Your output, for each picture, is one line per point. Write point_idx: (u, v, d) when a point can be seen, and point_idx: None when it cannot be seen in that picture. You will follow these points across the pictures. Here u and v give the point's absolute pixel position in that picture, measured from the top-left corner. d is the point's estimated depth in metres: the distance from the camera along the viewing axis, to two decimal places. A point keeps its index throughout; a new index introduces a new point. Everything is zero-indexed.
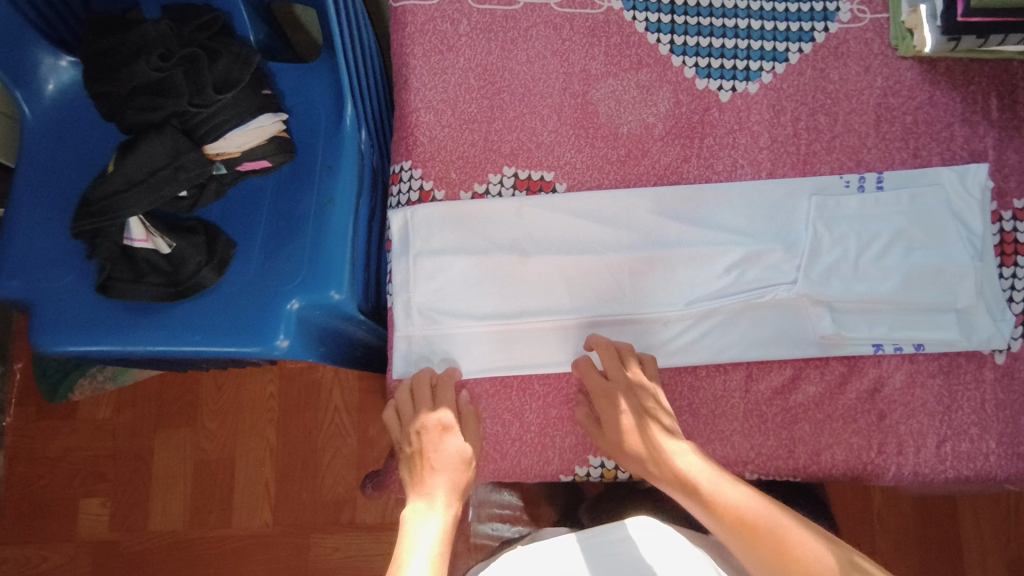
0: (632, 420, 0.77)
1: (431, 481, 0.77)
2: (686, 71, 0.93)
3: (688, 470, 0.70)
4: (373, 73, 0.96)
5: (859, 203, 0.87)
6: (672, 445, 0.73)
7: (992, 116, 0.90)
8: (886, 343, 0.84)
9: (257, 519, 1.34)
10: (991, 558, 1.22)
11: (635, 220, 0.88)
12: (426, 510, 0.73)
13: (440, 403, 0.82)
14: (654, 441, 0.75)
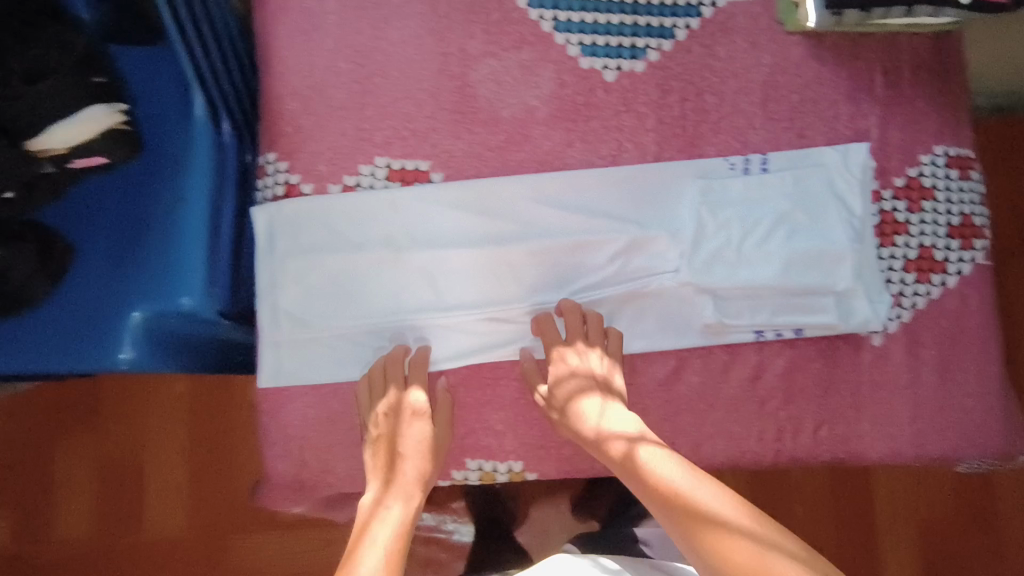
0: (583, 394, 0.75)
1: (397, 468, 0.73)
2: (570, 49, 0.88)
3: (617, 445, 0.70)
4: (234, 49, 0.86)
5: (744, 187, 0.85)
6: (614, 418, 0.73)
7: (876, 93, 0.88)
8: (767, 329, 0.84)
9: (172, 521, 1.28)
10: (902, 523, 1.27)
11: (517, 210, 0.84)
12: (391, 497, 0.71)
13: (413, 383, 0.78)
14: (611, 414, 0.73)
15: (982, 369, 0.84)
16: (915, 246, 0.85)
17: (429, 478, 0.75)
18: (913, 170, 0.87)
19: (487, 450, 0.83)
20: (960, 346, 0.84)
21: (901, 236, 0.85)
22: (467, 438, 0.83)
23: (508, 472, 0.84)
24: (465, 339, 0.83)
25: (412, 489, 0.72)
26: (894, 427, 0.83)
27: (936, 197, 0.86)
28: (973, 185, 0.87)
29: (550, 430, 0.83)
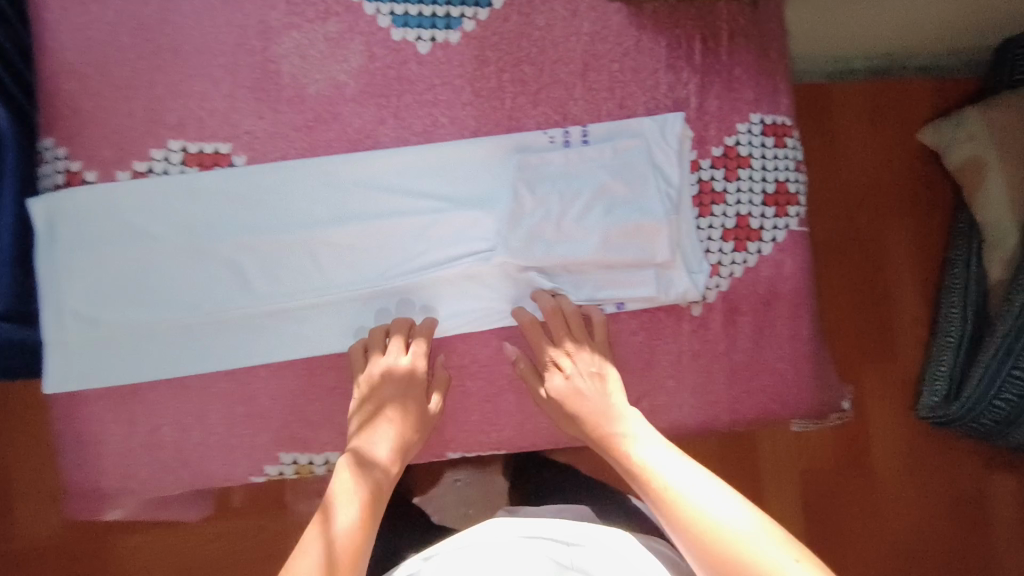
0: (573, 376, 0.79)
1: (375, 437, 0.74)
2: (380, 20, 0.83)
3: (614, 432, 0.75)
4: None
5: (563, 161, 0.84)
6: (588, 400, 0.77)
7: (694, 61, 0.87)
8: (589, 305, 0.85)
9: (41, 526, 1.13)
10: (785, 475, 1.33)
11: (328, 194, 0.82)
12: (363, 469, 0.71)
13: (416, 350, 0.79)
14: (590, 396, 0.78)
15: (794, 334, 0.87)
16: (732, 215, 0.87)
17: (409, 449, 0.75)
18: (730, 139, 0.87)
19: (303, 443, 0.81)
20: (774, 313, 0.87)
21: (718, 206, 0.87)
22: (282, 431, 0.80)
23: (326, 463, 0.82)
24: (278, 328, 0.81)
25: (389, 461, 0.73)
26: (711, 394, 0.85)
27: (752, 165, 0.88)
28: (788, 152, 0.89)
29: None
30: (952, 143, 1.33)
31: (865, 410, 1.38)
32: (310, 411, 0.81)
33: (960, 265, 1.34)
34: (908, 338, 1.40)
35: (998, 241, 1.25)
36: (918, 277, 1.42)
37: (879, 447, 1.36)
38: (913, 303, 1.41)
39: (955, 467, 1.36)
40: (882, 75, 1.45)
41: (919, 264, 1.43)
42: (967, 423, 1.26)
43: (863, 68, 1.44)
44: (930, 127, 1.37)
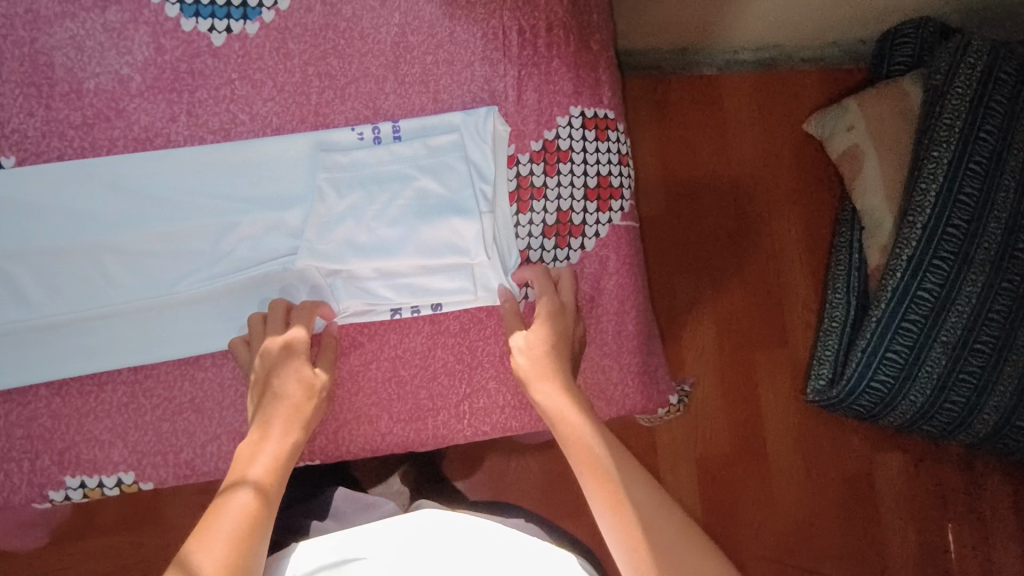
0: (538, 347, 0.76)
1: (276, 412, 0.71)
2: (168, 9, 0.78)
3: (567, 408, 0.71)
4: None
5: (372, 158, 0.80)
6: (539, 372, 0.74)
7: (512, 52, 0.84)
8: (403, 307, 0.82)
9: None
10: (681, 460, 1.34)
11: (110, 198, 0.76)
12: (268, 438, 0.69)
13: (296, 330, 0.75)
14: (546, 360, 0.75)
15: (619, 331, 0.86)
16: (553, 210, 0.84)
17: (311, 418, 0.73)
18: (550, 133, 0.84)
19: (92, 464, 0.76)
20: (598, 310, 0.86)
21: (539, 201, 0.84)
22: (68, 453, 0.75)
23: (117, 486, 0.76)
24: (60, 343, 0.76)
25: (292, 430, 0.70)
26: None
27: (574, 159, 0.85)
28: (612, 145, 0.87)
29: (168, 434, 0.77)
30: (833, 131, 1.35)
31: (756, 396, 1.38)
32: (98, 427, 0.76)
33: (844, 248, 1.36)
34: (795, 326, 1.41)
35: (879, 224, 1.26)
36: (804, 262, 1.44)
37: (771, 433, 1.37)
38: (800, 289, 1.43)
39: (846, 447, 1.36)
40: (766, 67, 1.47)
41: (806, 250, 1.44)
42: (847, 407, 1.22)
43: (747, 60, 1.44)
44: (814, 115, 1.38)
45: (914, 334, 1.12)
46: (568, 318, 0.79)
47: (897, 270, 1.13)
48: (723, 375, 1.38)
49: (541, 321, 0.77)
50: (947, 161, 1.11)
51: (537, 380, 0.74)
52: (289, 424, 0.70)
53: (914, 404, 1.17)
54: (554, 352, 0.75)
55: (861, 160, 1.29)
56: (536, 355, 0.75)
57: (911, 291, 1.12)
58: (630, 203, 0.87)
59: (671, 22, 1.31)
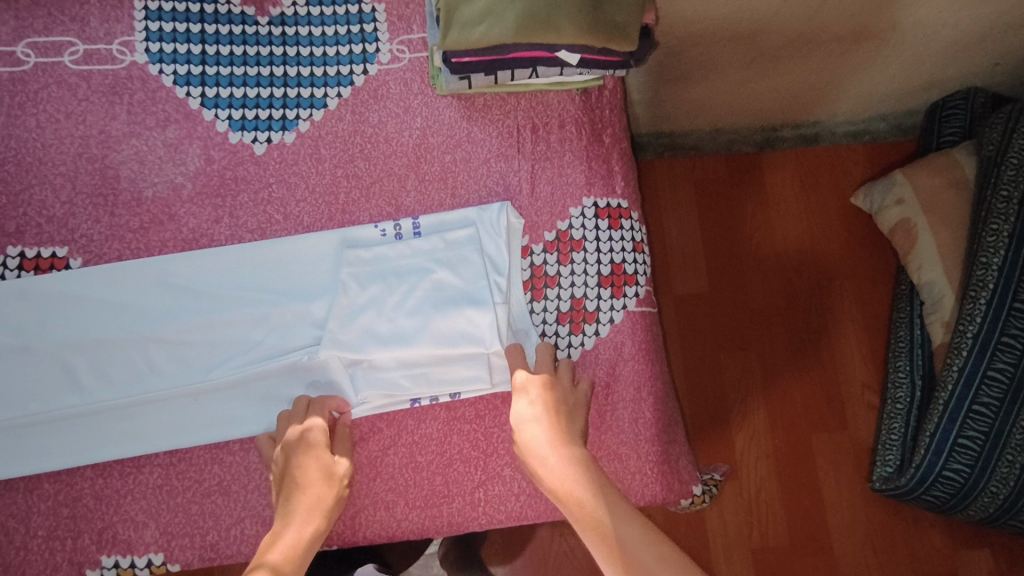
0: (531, 427, 0.76)
1: (300, 500, 0.72)
2: (218, 124, 0.88)
3: (563, 478, 0.70)
4: None
5: (393, 253, 0.86)
6: (537, 451, 0.74)
7: (525, 150, 0.90)
8: (423, 396, 0.84)
9: None
10: (736, 552, 1.26)
11: (159, 294, 0.83)
12: (289, 525, 0.70)
13: (313, 419, 0.78)
14: (540, 436, 0.74)
15: (636, 417, 0.85)
16: (567, 298, 0.86)
17: (333, 508, 0.74)
18: (562, 223, 0.88)
19: (126, 543, 0.78)
20: (615, 396, 0.86)
21: (552, 289, 0.87)
22: (106, 533, 0.79)
23: (148, 567, 0.79)
24: (102, 429, 0.80)
25: (315, 517, 0.71)
26: None
27: (587, 247, 0.88)
28: (625, 233, 0.89)
29: (196, 516, 0.79)
30: (882, 204, 1.32)
31: (815, 484, 1.29)
32: (135, 508, 0.79)
33: (904, 325, 1.30)
34: (856, 406, 1.34)
35: (941, 299, 1.20)
36: (858, 339, 1.38)
37: (835, 525, 1.27)
38: (856, 366, 1.36)
39: (920, 541, 1.25)
40: (809, 142, 1.46)
41: (861, 326, 1.39)
42: (919, 497, 1.14)
43: (789, 135, 1.45)
44: (863, 188, 1.37)
45: (989, 419, 1.04)
46: (548, 381, 0.79)
47: (962, 348, 1.06)
48: (778, 460, 1.31)
49: (522, 397, 0.78)
50: (1008, 234, 1.04)
51: (537, 458, 0.74)
52: (306, 510, 0.71)
53: (997, 496, 1.07)
54: (545, 425, 0.75)
55: (914, 232, 1.25)
56: (530, 434, 0.75)
57: (982, 372, 1.04)
58: (645, 289, 0.88)
59: (708, 104, 1.35)
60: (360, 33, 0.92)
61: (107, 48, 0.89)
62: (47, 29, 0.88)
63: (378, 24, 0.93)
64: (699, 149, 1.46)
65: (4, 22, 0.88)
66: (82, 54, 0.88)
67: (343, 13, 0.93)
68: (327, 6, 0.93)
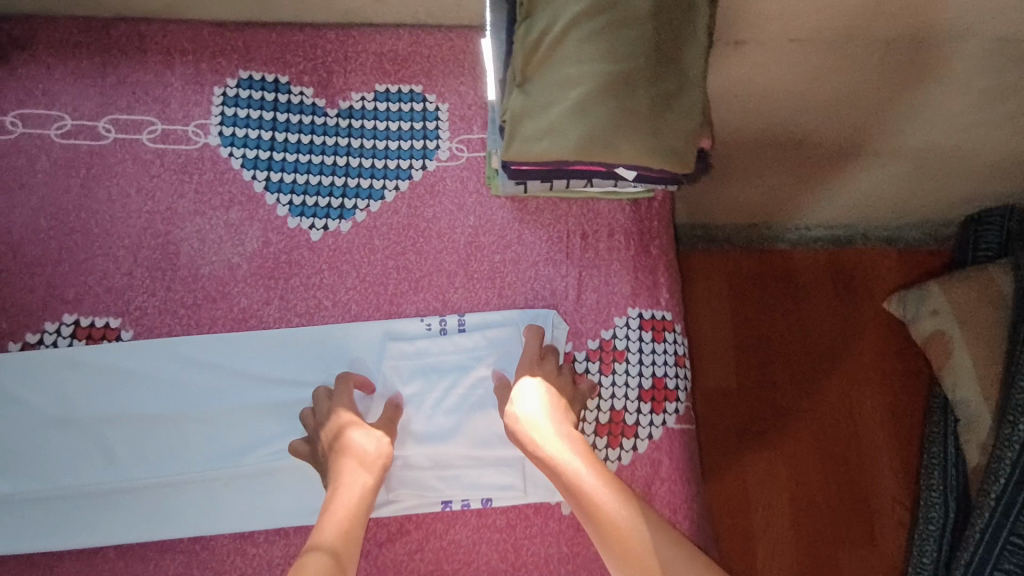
0: (532, 404, 0.77)
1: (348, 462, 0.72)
2: (279, 209, 0.91)
3: (559, 453, 0.72)
4: None
5: (434, 348, 0.86)
6: (538, 422, 0.75)
7: (574, 256, 0.91)
8: (455, 499, 0.82)
9: None
10: None
11: (203, 372, 0.84)
12: (342, 485, 0.70)
13: (340, 402, 0.79)
14: (542, 413, 0.76)
15: None
16: (606, 409, 0.86)
17: (379, 475, 0.73)
18: (607, 332, 0.89)
19: None
20: None
21: (592, 398, 0.87)
22: None
23: None
24: (131, 508, 0.80)
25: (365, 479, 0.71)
26: None
27: (629, 359, 0.88)
28: (668, 346, 0.89)
29: None
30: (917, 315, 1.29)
31: None
32: None
33: (938, 441, 1.28)
34: (888, 529, 1.29)
35: (976, 420, 1.17)
36: (893, 456, 1.34)
37: None
38: (891, 483, 1.32)
39: None
40: (843, 244, 1.47)
41: (896, 443, 1.34)
42: None
43: (822, 235, 1.46)
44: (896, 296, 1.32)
45: None
46: (552, 371, 0.83)
47: (1000, 475, 1.04)
48: None
49: (526, 379, 0.80)
50: None
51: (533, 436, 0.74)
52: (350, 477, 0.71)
53: None
54: (547, 407, 0.77)
55: (949, 348, 1.22)
56: (532, 411, 0.76)
57: (1021, 502, 1.01)
58: (685, 405, 0.87)
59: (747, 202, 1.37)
60: (422, 130, 0.96)
61: (184, 128, 0.93)
62: (129, 106, 0.93)
63: (441, 122, 0.96)
64: (734, 244, 1.47)
65: (89, 97, 0.93)
66: (160, 133, 0.92)
67: (409, 109, 0.97)
68: (394, 102, 0.97)
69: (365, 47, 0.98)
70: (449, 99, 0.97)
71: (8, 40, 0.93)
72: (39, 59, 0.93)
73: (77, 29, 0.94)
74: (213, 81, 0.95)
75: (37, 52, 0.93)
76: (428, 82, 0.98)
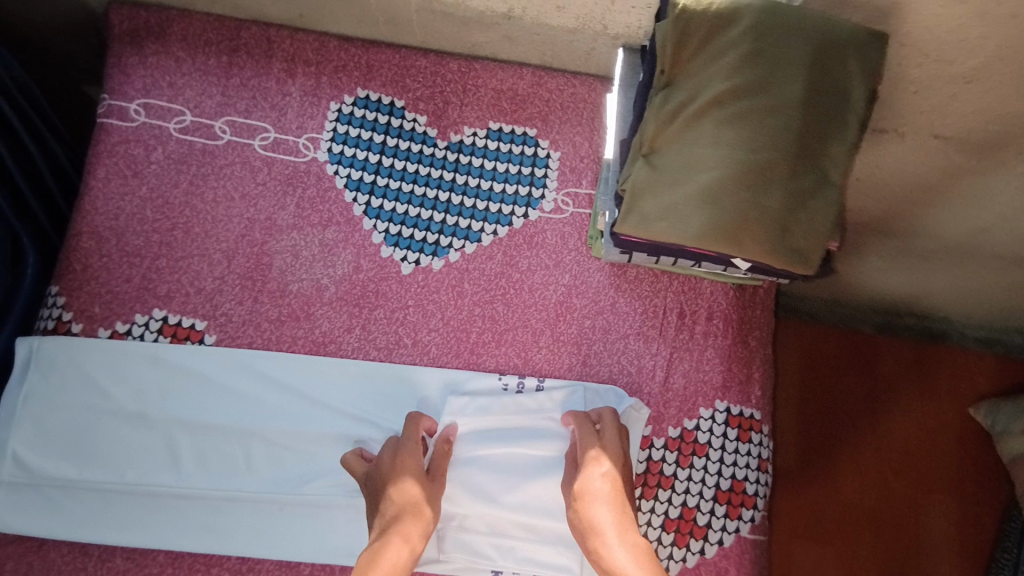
0: (603, 504, 0.70)
1: (400, 518, 0.68)
2: (374, 235, 0.90)
3: (620, 542, 0.67)
4: (46, 178, 0.92)
5: (497, 407, 0.83)
6: (603, 504, 0.69)
7: (667, 334, 0.87)
8: (506, 571, 0.80)
9: None
10: None
11: (276, 391, 0.83)
12: (388, 542, 0.65)
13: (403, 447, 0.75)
14: (614, 509, 0.69)
15: None
16: (677, 504, 0.81)
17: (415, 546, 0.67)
18: (690, 422, 0.84)
19: None
20: None
21: (665, 489, 0.82)
22: None
23: None
24: (186, 516, 0.79)
25: (413, 542, 0.67)
26: None
27: (710, 454, 0.83)
28: (752, 447, 0.84)
29: None
30: (1006, 429, 1.20)
31: None
32: None
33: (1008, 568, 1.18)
34: None
35: None
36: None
37: None
38: None
39: None
40: (930, 337, 1.34)
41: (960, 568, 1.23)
42: None
43: (912, 324, 1.34)
44: (986, 405, 1.26)
45: None
46: (619, 456, 0.75)
47: None
48: None
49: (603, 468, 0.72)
50: None
51: (597, 514, 0.69)
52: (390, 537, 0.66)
53: None
54: (620, 505, 0.70)
55: None
56: (604, 509, 0.69)
57: None
58: (762, 514, 0.82)
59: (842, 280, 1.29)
60: (529, 176, 0.93)
61: (296, 140, 0.93)
62: (247, 110, 0.93)
63: (549, 171, 0.93)
64: (815, 316, 1.37)
65: (211, 96, 0.93)
66: (272, 142, 0.93)
67: (519, 152, 0.94)
68: (505, 143, 0.94)
69: (485, 82, 0.96)
70: (562, 147, 0.94)
71: (143, 27, 0.94)
72: (169, 51, 0.94)
73: (210, 27, 0.95)
74: (331, 96, 0.94)
75: (168, 43, 0.94)
76: (543, 126, 0.95)
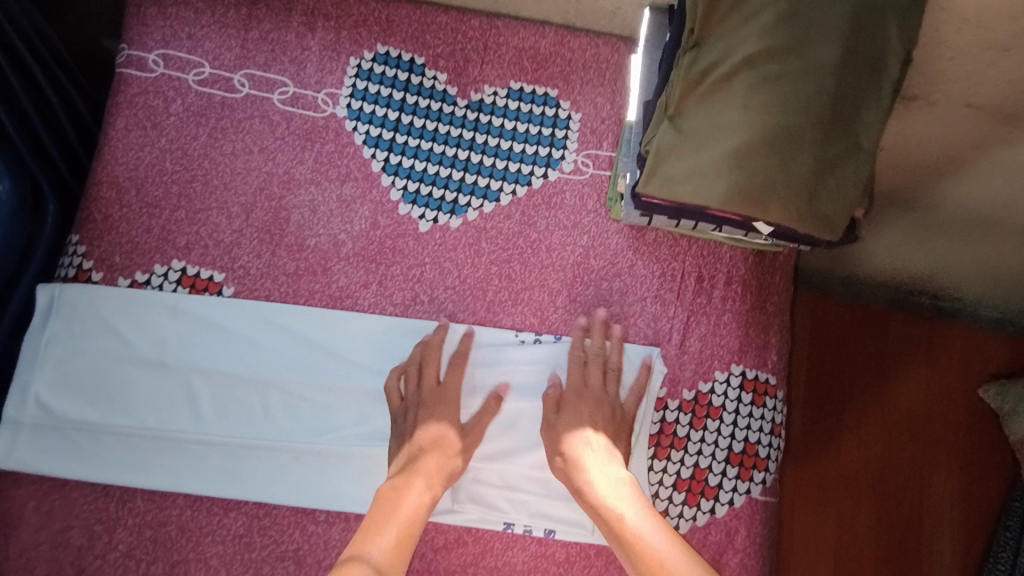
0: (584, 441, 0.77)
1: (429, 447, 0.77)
2: (393, 192, 0.89)
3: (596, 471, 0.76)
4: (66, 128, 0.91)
5: (513, 359, 0.84)
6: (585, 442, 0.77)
7: (683, 298, 0.87)
8: (517, 523, 0.80)
9: None
10: None
11: (294, 344, 0.84)
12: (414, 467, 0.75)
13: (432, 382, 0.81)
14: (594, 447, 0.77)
15: None
16: (690, 465, 0.82)
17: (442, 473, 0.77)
18: (704, 385, 0.84)
19: None
20: None
21: (677, 450, 0.83)
22: (178, 566, 0.79)
23: None
24: (204, 462, 0.81)
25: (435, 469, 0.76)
26: None
27: (723, 417, 0.84)
28: (766, 412, 0.84)
29: None
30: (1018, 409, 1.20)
31: None
32: (210, 551, 0.79)
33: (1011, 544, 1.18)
34: None
35: None
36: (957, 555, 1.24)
37: None
38: None
39: None
40: (947, 315, 1.32)
41: (961, 540, 1.24)
42: None
43: (924, 305, 1.32)
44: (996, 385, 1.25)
45: None
46: (599, 395, 0.81)
47: None
48: None
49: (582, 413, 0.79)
50: None
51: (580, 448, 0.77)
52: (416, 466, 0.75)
53: None
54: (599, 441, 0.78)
55: None
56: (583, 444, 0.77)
57: None
58: (773, 477, 0.83)
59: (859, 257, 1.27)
60: (550, 137, 0.92)
61: (314, 95, 0.92)
62: (266, 64, 0.93)
63: (570, 132, 0.92)
64: (826, 292, 1.32)
65: (230, 48, 0.93)
66: (291, 96, 0.92)
67: (539, 112, 0.93)
68: (525, 103, 0.93)
69: (507, 40, 0.94)
70: (583, 108, 0.93)
71: None
72: (188, 2, 0.93)
73: None
74: (350, 51, 0.93)
75: None
76: (564, 86, 0.94)
